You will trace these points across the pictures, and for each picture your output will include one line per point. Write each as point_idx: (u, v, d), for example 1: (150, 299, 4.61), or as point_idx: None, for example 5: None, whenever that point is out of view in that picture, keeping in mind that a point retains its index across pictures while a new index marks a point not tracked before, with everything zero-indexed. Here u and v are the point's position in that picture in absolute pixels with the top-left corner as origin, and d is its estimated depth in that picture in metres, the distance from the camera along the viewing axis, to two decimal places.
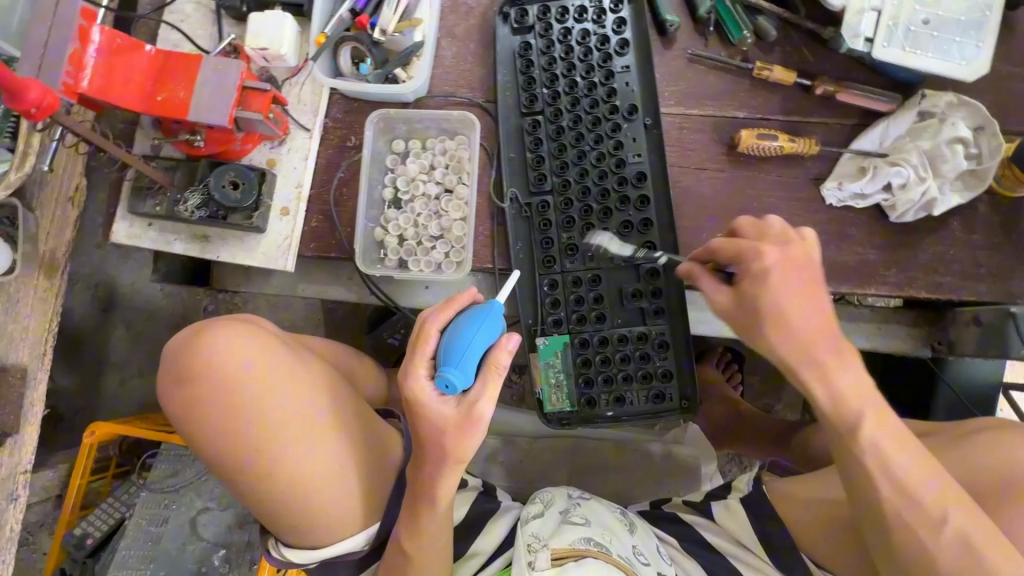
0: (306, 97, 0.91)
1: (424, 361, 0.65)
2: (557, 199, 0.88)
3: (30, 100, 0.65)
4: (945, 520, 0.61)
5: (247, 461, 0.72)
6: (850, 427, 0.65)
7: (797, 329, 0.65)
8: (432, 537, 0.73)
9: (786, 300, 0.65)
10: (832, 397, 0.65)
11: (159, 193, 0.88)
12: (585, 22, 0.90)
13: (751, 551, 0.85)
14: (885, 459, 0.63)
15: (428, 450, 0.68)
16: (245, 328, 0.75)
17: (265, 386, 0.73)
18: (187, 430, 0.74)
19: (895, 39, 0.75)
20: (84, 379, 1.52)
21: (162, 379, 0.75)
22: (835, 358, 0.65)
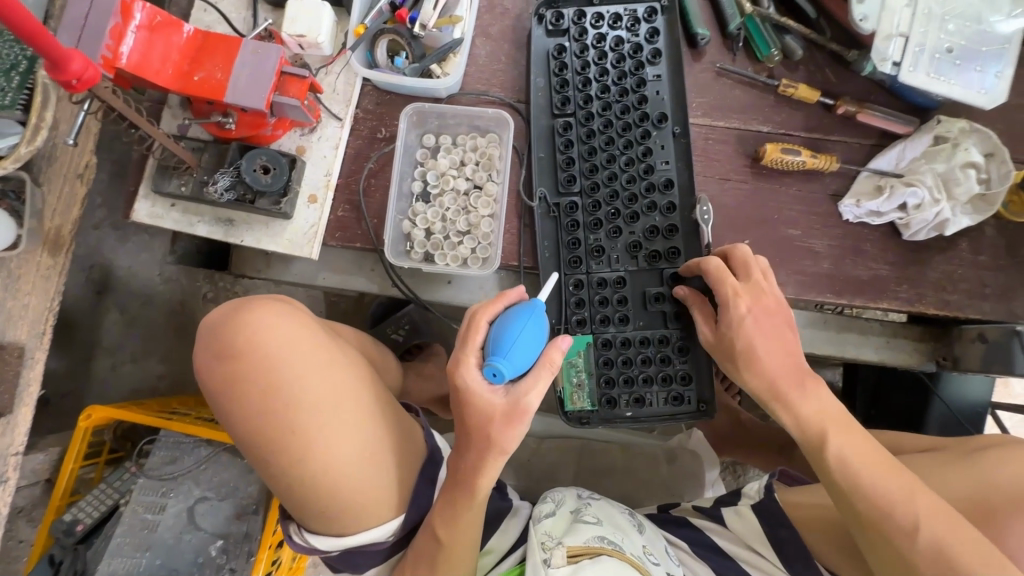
0: (339, 87, 0.91)
1: (474, 352, 0.70)
2: (585, 201, 0.89)
3: (73, 71, 0.63)
4: (918, 528, 0.63)
5: (281, 441, 0.72)
6: (817, 447, 0.71)
7: (761, 360, 0.75)
8: (466, 529, 0.74)
9: (751, 335, 0.76)
10: (795, 419, 0.73)
11: (185, 173, 0.87)
12: (619, 29, 0.92)
13: (764, 557, 0.86)
14: (849, 468, 0.68)
15: (472, 439, 0.69)
16: (286, 310, 0.77)
17: (304, 369, 0.73)
18: (223, 408, 0.74)
19: (921, 64, 0.79)
20: (74, 362, 1.44)
21: (202, 353, 0.76)
22: (797, 385, 0.74)
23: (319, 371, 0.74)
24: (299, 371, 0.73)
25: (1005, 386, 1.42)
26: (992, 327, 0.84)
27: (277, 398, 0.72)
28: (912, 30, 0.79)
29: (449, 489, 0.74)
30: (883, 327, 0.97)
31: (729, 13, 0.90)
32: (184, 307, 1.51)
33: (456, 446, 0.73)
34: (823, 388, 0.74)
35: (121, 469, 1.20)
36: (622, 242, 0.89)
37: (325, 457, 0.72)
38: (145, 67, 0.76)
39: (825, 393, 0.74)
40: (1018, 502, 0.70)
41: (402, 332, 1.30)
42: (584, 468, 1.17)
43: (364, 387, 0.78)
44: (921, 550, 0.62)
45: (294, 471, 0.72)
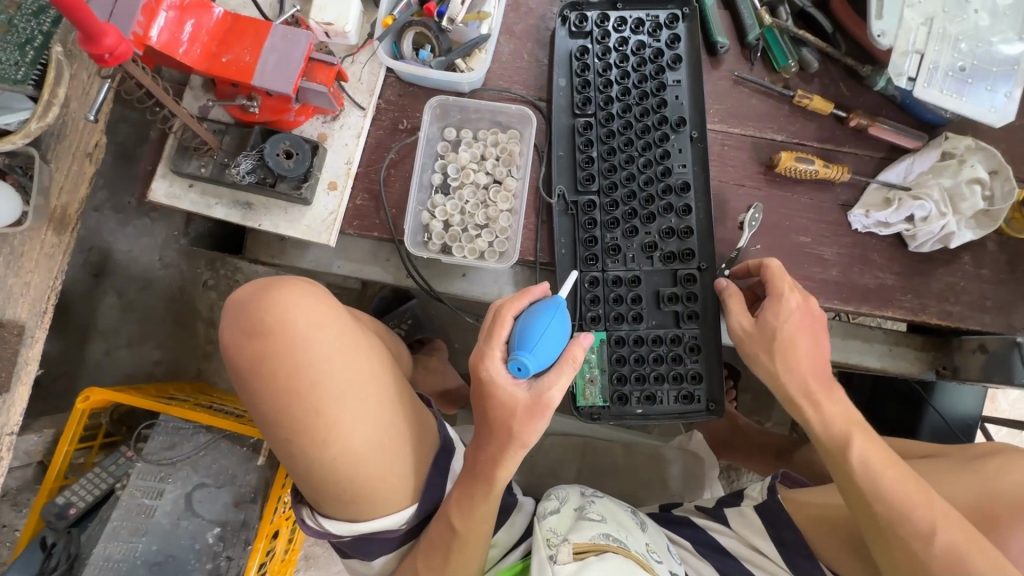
0: (364, 77, 0.91)
1: (498, 345, 0.70)
2: (603, 200, 0.90)
3: (106, 45, 0.63)
4: (934, 533, 0.66)
5: (304, 423, 0.72)
6: (841, 449, 0.74)
7: (795, 361, 0.77)
8: (480, 522, 0.74)
9: (791, 332, 0.77)
10: (823, 421, 0.75)
11: (206, 155, 0.87)
12: (641, 33, 0.93)
13: (767, 556, 0.88)
14: (871, 472, 0.71)
15: (493, 429, 0.70)
16: (313, 292, 0.77)
17: (331, 352, 0.73)
18: (246, 386, 0.74)
19: (935, 81, 0.82)
20: (68, 345, 1.41)
21: (226, 330, 0.75)
22: (826, 389, 0.76)
23: (345, 355, 0.74)
24: (326, 353, 0.73)
25: (993, 400, 1.46)
26: (993, 338, 0.86)
27: (304, 380, 0.72)
28: (926, 48, 0.82)
29: (467, 481, 0.74)
30: (886, 335, 0.99)
31: (749, 24, 0.92)
32: (182, 293, 1.50)
33: (476, 436, 0.74)
34: (844, 397, 0.77)
35: (116, 453, 1.18)
36: (638, 242, 0.90)
37: (347, 441, 0.72)
38: (173, 46, 0.76)
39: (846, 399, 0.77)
40: (1017, 505, 0.73)
41: (404, 327, 1.30)
42: (586, 466, 1.17)
43: (386, 373, 0.78)
44: (937, 554, 0.65)
45: (315, 453, 0.72)
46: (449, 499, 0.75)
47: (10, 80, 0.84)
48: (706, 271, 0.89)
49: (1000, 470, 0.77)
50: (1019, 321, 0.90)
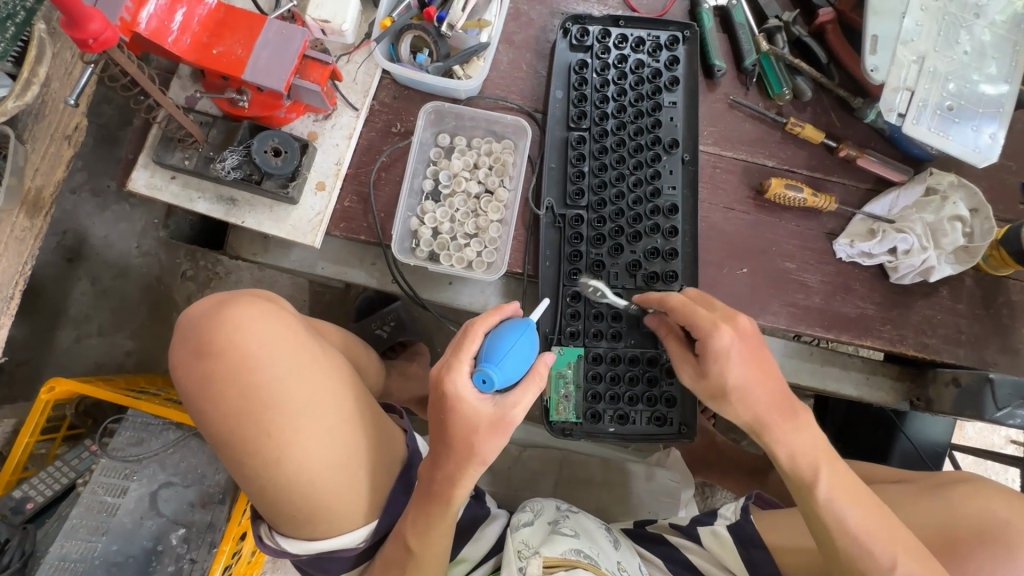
0: (359, 77, 0.90)
1: (467, 358, 0.67)
2: (591, 216, 0.90)
3: (91, 31, 0.60)
4: (895, 568, 0.66)
5: (256, 443, 0.70)
6: (805, 482, 0.70)
7: (751, 401, 0.70)
8: (442, 538, 0.73)
9: (740, 375, 0.70)
10: (788, 455, 0.70)
11: (190, 147, 0.84)
12: (641, 52, 0.93)
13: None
14: (837, 510, 0.68)
15: (452, 445, 0.68)
16: (269, 309, 0.75)
17: (285, 370, 0.72)
18: (197, 407, 0.72)
19: (923, 119, 0.83)
20: (35, 331, 1.37)
21: (179, 348, 0.73)
22: (789, 420, 0.71)
23: (300, 372, 0.72)
24: (281, 372, 0.71)
25: (960, 428, 1.50)
26: (966, 372, 0.87)
27: (257, 399, 0.70)
28: (917, 85, 0.83)
29: (424, 497, 0.72)
30: (862, 363, 1.01)
31: (746, 48, 0.93)
32: (160, 284, 1.44)
33: (433, 453, 0.71)
34: (813, 423, 0.72)
35: (80, 446, 1.15)
36: (622, 260, 0.90)
37: (304, 461, 0.71)
38: (163, 34, 0.74)
39: (816, 429, 0.72)
40: (982, 535, 0.74)
41: (386, 329, 1.27)
42: (563, 480, 1.17)
43: (347, 389, 0.76)
44: None
45: (269, 473, 0.70)
46: (404, 521, 0.73)
47: None
48: (686, 294, 0.89)
49: (969, 496, 0.78)
50: (991, 356, 0.92)
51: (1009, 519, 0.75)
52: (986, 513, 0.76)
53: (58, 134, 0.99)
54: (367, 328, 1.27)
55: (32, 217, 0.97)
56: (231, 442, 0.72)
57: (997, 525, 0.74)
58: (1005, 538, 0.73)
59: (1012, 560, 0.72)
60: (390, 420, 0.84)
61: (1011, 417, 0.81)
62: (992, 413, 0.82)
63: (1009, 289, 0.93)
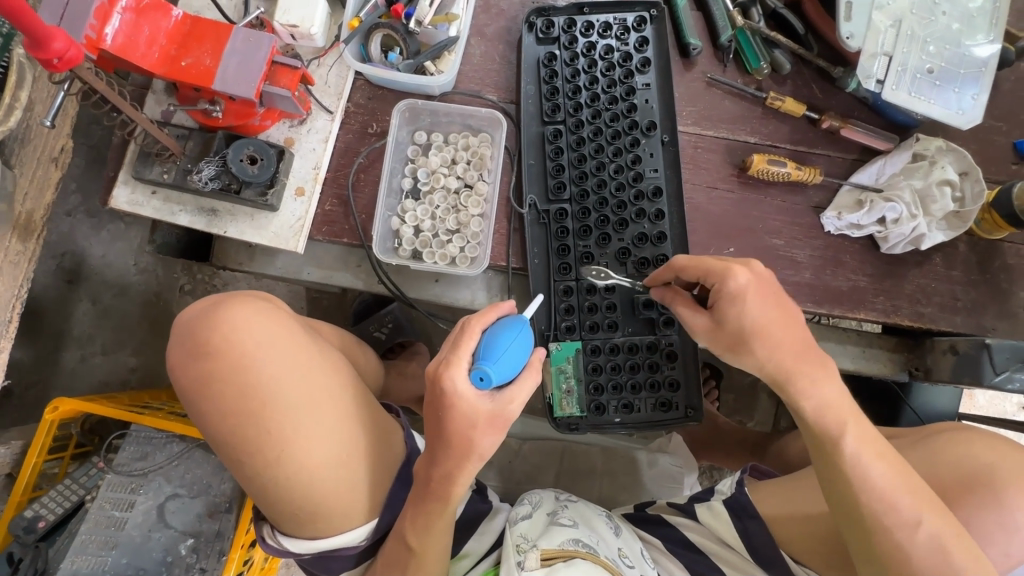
0: (331, 79, 0.90)
1: (466, 354, 0.65)
2: (575, 209, 0.89)
3: (55, 50, 0.60)
4: (921, 522, 0.65)
5: (256, 442, 0.70)
6: (832, 438, 0.69)
7: (776, 347, 0.70)
8: (438, 535, 0.73)
9: (762, 322, 0.70)
10: (816, 406, 0.70)
11: (168, 160, 0.84)
12: (609, 37, 0.92)
13: (734, 551, 0.91)
14: (862, 464, 0.68)
15: (454, 442, 0.67)
16: (263, 309, 0.75)
17: (281, 369, 0.72)
18: (195, 408, 0.72)
19: (903, 84, 0.82)
20: (42, 353, 1.39)
21: (175, 350, 0.73)
22: (817, 372, 0.70)
23: (295, 371, 0.72)
24: (276, 372, 0.71)
25: (970, 397, 1.47)
26: (963, 339, 0.85)
27: (254, 400, 0.70)
28: (895, 50, 0.82)
29: (415, 500, 0.73)
30: (858, 337, 0.99)
31: (720, 25, 0.92)
32: (159, 299, 1.46)
33: (429, 452, 0.70)
34: (836, 376, 0.71)
35: (87, 464, 1.15)
36: (610, 250, 0.89)
37: (303, 460, 0.71)
38: (130, 49, 0.74)
39: (840, 381, 0.71)
40: (965, 483, 0.75)
41: (384, 331, 1.27)
42: (565, 471, 1.16)
43: (343, 387, 0.76)
44: (921, 542, 0.64)
45: (268, 473, 0.71)
46: (402, 520, 0.74)
47: None
48: None
49: (952, 442, 0.80)
50: (989, 322, 0.90)
51: (992, 461, 0.76)
52: (972, 460, 0.77)
53: (45, 157, 1.00)
54: (364, 331, 1.27)
55: (24, 240, 0.99)
56: (231, 442, 0.73)
57: (982, 471, 0.75)
58: (991, 482, 0.74)
59: (1006, 526, 0.73)
60: (387, 415, 0.84)
61: (1009, 381, 0.80)
62: (991, 379, 0.81)
63: (1005, 253, 0.91)
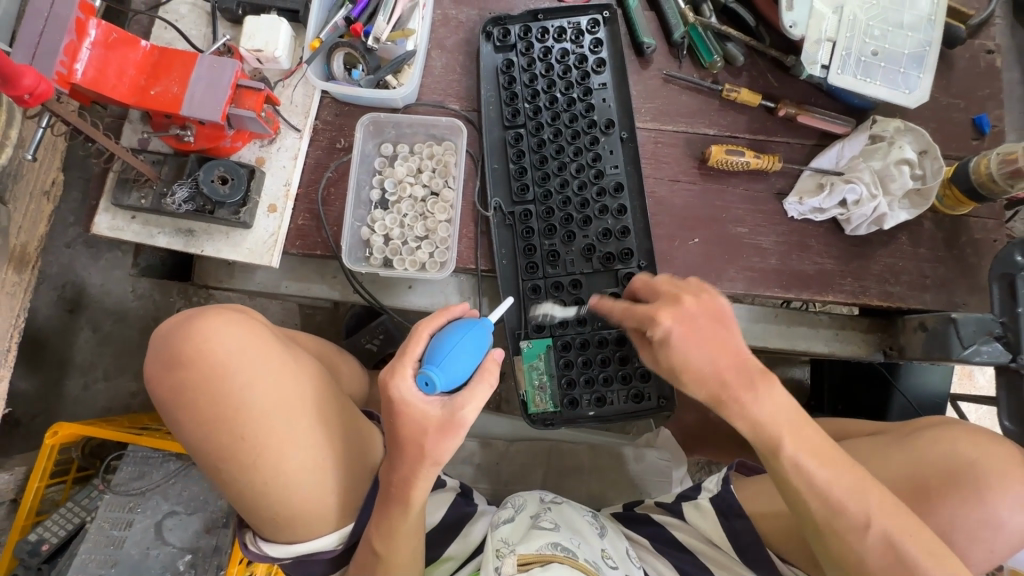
0: (297, 99, 0.93)
1: (410, 362, 0.68)
2: (539, 209, 0.92)
3: (24, 86, 0.63)
4: (870, 525, 0.64)
5: (231, 448, 0.73)
6: (772, 449, 0.66)
7: (703, 372, 0.66)
8: (403, 540, 0.74)
9: (694, 357, 0.66)
10: (751, 423, 0.66)
11: (144, 186, 0.88)
12: (564, 41, 0.95)
13: (722, 549, 0.90)
14: (802, 472, 0.65)
15: (407, 452, 0.69)
16: (236, 319, 0.77)
17: (254, 377, 0.74)
18: (172, 418, 0.75)
19: (848, 68, 0.87)
20: (47, 382, 1.43)
21: (153, 361, 0.76)
22: (752, 392, 0.66)
23: (268, 379, 0.75)
24: (249, 380, 0.74)
25: (969, 377, 1.46)
26: (931, 315, 0.86)
27: (228, 407, 0.73)
28: (838, 35, 0.87)
29: (382, 504, 0.74)
30: (831, 320, 1.01)
31: (672, 22, 0.94)
32: (157, 323, 1.50)
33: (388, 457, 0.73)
34: (777, 388, 0.67)
35: (89, 487, 1.19)
36: (576, 247, 0.91)
37: (278, 465, 0.74)
38: (101, 82, 0.78)
39: (781, 392, 0.67)
40: (949, 478, 0.74)
41: (376, 342, 1.28)
42: (554, 470, 1.17)
43: (317, 393, 0.79)
44: (872, 543, 0.64)
45: (245, 478, 0.74)
46: (369, 526, 0.75)
47: None
48: (644, 272, 0.91)
49: (934, 439, 0.78)
50: (959, 297, 0.91)
51: (975, 459, 0.74)
52: (954, 457, 0.75)
53: (36, 191, 1.04)
54: (357, 343, 1.29)
55: (19, 271, 1.03)
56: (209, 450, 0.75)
57: (964, 467, 0.74)
58: (977, 480, 0.73)
59: (985, 502, 0.72)
60: (366, 419, 0.87)
61: (977, 354, 0.79)
62: (959, 352, 0.81)
63: (971, 228, 0.92)
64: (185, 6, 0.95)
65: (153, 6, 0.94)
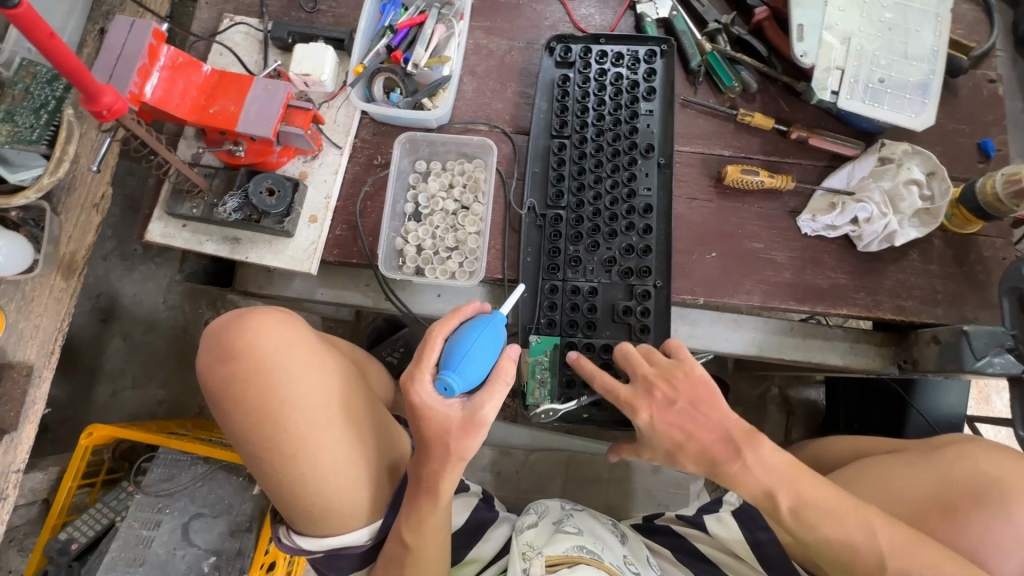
0: (340, 119, 1.00)
1: (427, 369, 0.72)
2: (570, 216, 0.97)
3: (104, 102, 0.66)
4: (887, 563, 0.66)
5: (275, 439, 0.77)
6: (775, 506, 0.70)
7: (692, 449, 0.72)
8: (431, 533, 0.78)
9: (682, 437, 0.73)
10: (752, 491, 0.70)
11: (196, 196, 0.95)
12: (620, 66, 1.02)
13: (741, 557, 0.91)
14: (812, 528, 0.68)
15: (433, 451, 0.73)
16: (282, 318, 0.83)
17: (297, 372, 0.79)
18: (220, 408, 0.79)
19: (856, 93, 0.92)
20: (77, 388, 1.47)
21: (206, 353, 0.81)
22: (739, 458, 0.70)
23: (309, 375, 0.80)
24: (293, 374, 0.79)
25: (986, 401, 1.46)
26: (945, 328, 0.89)
27: (272, 399, 0.77)
28: (846, 64, 0.93)
29: (410, 497, 0.78)
30: (845, 333, 1.04)
31: (691, 52, 1.01)
32: (186, 334, 1.56)
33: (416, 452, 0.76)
34: (763, 442, 0.71)
35: (118, 488, 1.22)
36: (598, 257, 0.96)
37: (316, 459, 0.78)
38: (167, 101, 0.85)
39: (769, 449, 0.71)
40: (977, 495, 0.75)
41: (396, 354, 1.32)
42: (571, 480, 1.19)
43: (352, 391, 0.84)
44: None
45: (286, 469, 0.78)
46: (399, 519, 0.79)
47: (25, 140, 0.86)
48: (660, 289, 0.94)
49: (959, 458, 0.80)
50: (970, 312, 0.94)
51: (1000, 476, 0.76)
52: (977, 472, 0.77)
53: (87, 204, 1.05)
54: (378, 355, 1.33)
55: (67, 278, 1.03)
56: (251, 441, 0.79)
57: (987, 482, 0.76)
58: (1001, 495, 0.74)
59: (1011, 516, 0.73)
60: (393, 422, 0.92)
61: (990, 365, 0.82)
62: (972, 364, 0.83)
63: (980, 246, 0.95)
64: (240, 35, 1.04)
65: (211, 33, 1.03)
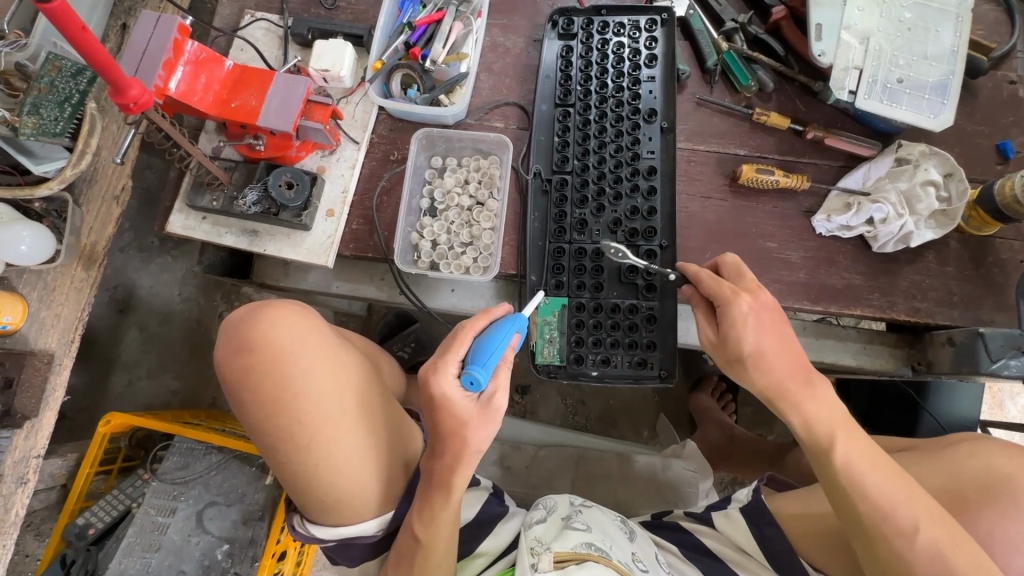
0: (358, 114, 1.02)
1: (454, 361, 0.72)
2: (575, 179, 0.98)
3: (132, 95, 0.67)
4: (919, 531, 0.66)
5: (292, 429, 0.79)
6: (823, 446, 0.72)
7: (768, 364, 0.74)
8: (442, 528, 0.78)
9: (766, 345, 0.74)
10: (803, 419, 0.73)
11: (216, 189, 0.96)
12: (622, 35, 1.03)
13: (750, 556, 0.91)
14: (856, 476, 0.69)
15: (448, 441, 0.74)
16: (299, 311, 0.84)
17: (313, 364, 0.80)
18: (238, 398, 0.81)
19: (875, 93, 0.92)
20: (94, 378, 1.49)
21: (224, 344, 0.83)
22: (807, 385, 0.74)
23: (325, 366, 0.81)
24: (309, 366, 0.80)
25: (1000, 407, 1.45)
26: (960, 330, 0.88)
27: (288, 392, 0.79)
28: (865, 64, 0.92)
29: (423, 491, 0.79)
30: (858, 334, 1.04)
31: (707, 51, 1.00)
32: (200, 326, 1.58)
33: (432, 446, 0.78)
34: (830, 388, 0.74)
35: (134, 476, 1.24)
36: (604, 219, 0.97)
37: (331, 449, 0.79)
38: (189, 95, 0.87)
39: (832, 396, 0.74)
40: (988, 493, 0.75)
41: (407, 349, 1.34)
42: (580, 476, 1.20)
43: (367, 384, 0.85)
44: (919, 550, 0.65)
45: (301, 460, 0.79)
46: (412, 514, 0.80)
47: (49, 133, 0.86)
48: (665, 248, 0.96)
49: (971, 455, 0.80)
50: (986, 314, 0.93)
51: (1013, 472, 0.76)
52: (988, 469, 0.77)
53: (108, 195, 1.06)
54: (390, 349, 1.34)
55: (87, 269, 1.04)
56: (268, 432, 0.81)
57: (999, 479, 0.76)
58: (1011, 492, 0.74)
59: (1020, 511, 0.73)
60: (407, 417, 0.93)
61: (1006, 368, 0.81)
62: (987, 366, 0.82)
63: (997, 248, 0.95)
64: (260, 30, 1.05)
65: (232, 28, 1.04)
